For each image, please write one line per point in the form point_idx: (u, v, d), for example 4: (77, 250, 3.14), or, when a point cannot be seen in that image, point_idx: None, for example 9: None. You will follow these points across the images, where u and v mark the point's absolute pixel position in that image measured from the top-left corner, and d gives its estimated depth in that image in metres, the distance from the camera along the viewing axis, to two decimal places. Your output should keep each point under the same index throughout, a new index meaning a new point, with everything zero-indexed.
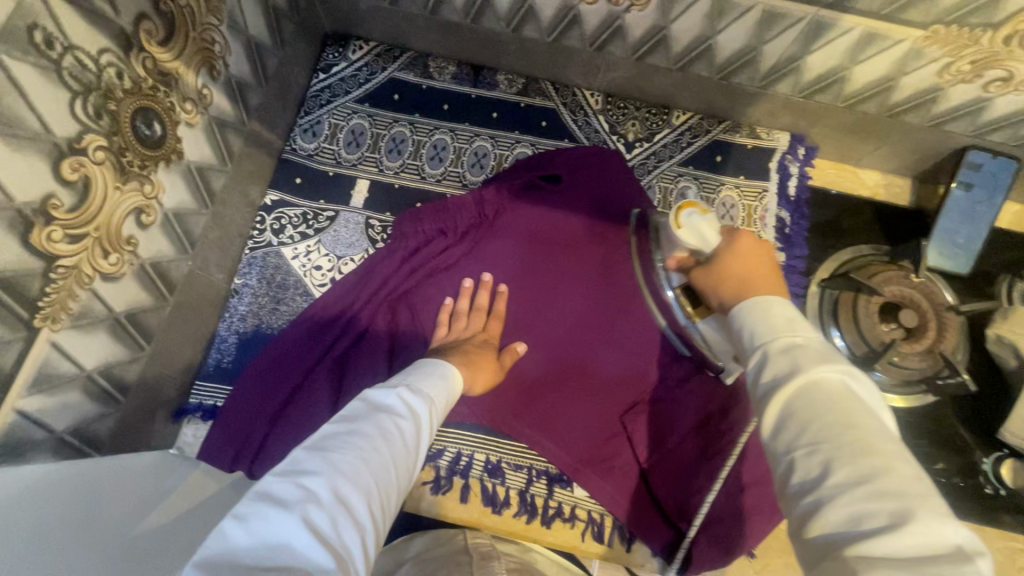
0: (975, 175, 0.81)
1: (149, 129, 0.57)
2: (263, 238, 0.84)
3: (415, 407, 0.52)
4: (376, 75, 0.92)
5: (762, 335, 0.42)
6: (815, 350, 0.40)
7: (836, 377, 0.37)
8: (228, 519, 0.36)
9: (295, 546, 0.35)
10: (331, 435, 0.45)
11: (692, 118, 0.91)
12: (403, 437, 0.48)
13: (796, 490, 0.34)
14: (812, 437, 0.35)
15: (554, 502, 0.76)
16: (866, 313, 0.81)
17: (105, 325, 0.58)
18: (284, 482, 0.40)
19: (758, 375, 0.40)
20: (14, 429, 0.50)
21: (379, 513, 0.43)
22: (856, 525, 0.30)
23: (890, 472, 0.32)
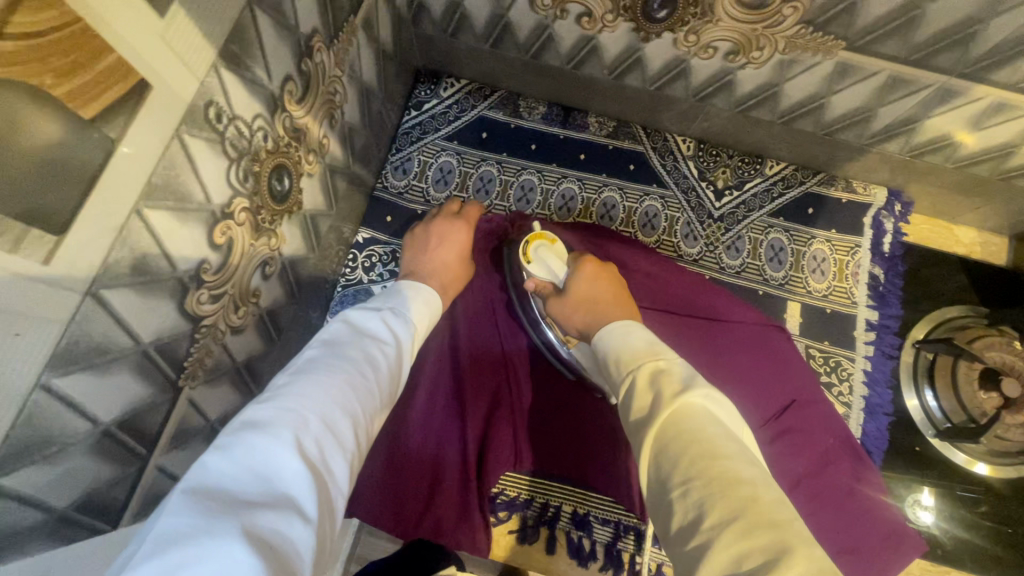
0: None
1: (280, 184, 0.58)
2: (354, 276, 0.84)
3: (400, 333, 0.51)
4: (466, 112, 0.92)
5: (625, 361, 0.48)
6: (676, 375, 0.45)
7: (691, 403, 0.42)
8: (208, 451, 0.34)
9: (284, 471, 0.34)
10: (314, 359, 0.44)
11: (785, 169, 0.90)
12: (387, 364, 0.48)
13: (680, 533, 0.36)
14: (682, 475, 0.38)
15: (641, 558, 0.75)
16: (966, 379, 0.79)
17: (228, 375, 0.59)
18: (265, 408, 0.37)
19: (629, 411, 0.44)
20: (154, 484, 0.51)
21: (364, 435, 0.42)
22: (738, 567, 0.32)
23: (756, 502, 0.35)
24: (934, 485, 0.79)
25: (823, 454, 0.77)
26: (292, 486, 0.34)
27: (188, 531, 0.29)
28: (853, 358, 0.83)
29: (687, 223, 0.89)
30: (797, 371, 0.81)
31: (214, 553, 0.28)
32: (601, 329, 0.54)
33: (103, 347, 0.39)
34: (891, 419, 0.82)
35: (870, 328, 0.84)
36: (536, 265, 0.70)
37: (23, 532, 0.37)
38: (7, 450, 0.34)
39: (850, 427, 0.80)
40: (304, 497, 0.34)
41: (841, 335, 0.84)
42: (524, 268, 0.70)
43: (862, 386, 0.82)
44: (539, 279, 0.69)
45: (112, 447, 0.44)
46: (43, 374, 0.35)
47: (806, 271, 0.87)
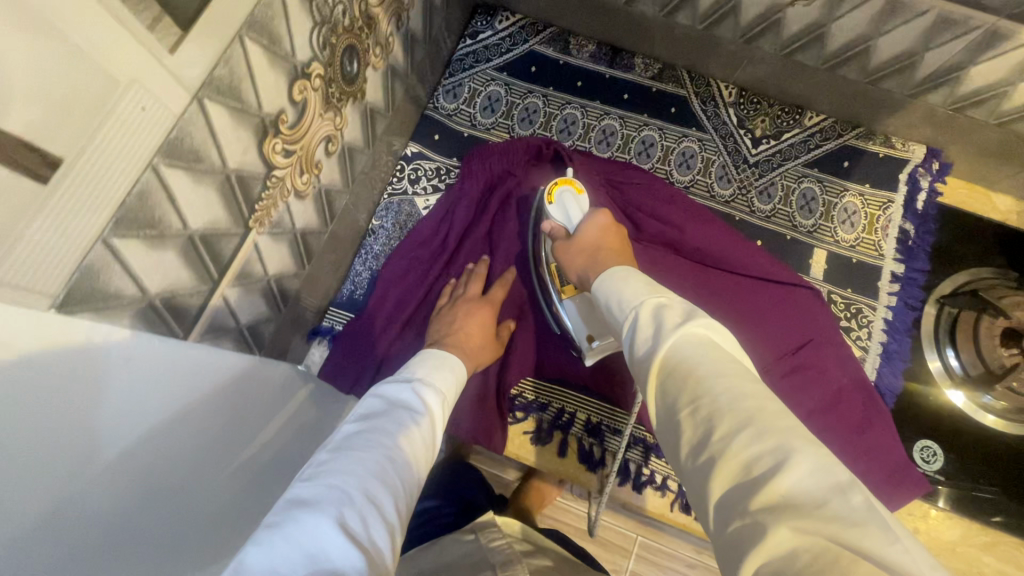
0: None
1: (350, 66, 0.63)
2: (400, 186, 0.90)
3: (430, 404, 0.52)
4: (518, 46, 0.96)
5: (629, 299, 0.45)
6: (680, 308, 0.42)
7: (688, 337, 0.39)
8: (262, 529, 0.35)
9: (329, 548, 0.35)
10: (352, 435, 0.45)
11: (825, 121, 0.91)
12: (421, 430, 0.49)
13: (691, 448, 0.34)
14: (688, 395, 0.35)
15: (648, 470, 0.79)
16: (989, 335, 0.80)
17: (287, 237, 0.64)
18: (309, 487, 0.39)
19: (632, 343, 0.42)
20: (219, 312, 0.57)
21: (405, 507, 0.43)
22: (749, 471, 0.30)
23: (765, 411, 0.33)
24: (946, 436, 0.80)
25: (834, 392, 0.79)
26: (338, 559, 0.34)
27: None
28: (875, 307, 0.85)
29: (722, 166, 0.92)
30: (818, 313, 0.83)
31: None
32: (601, 275, 0.52)
33: (198, 156, 0.45)
34: (907, 367, 0.83)
35: (896, 280, 0.86)
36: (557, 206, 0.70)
37: (123, 298, 0.43)
38: (123, 214, 0.40)
39: (865, 369, 0.82)
40: (348, 568, 0.34)
41: (865, 284, 0.86)
42: (545, 209, 0.70)
43: (881, 333, 0.84)
44: (556, 220, 0.69)
45: (194, 255, 0.49)
46: (155, 157, 0.41)
47: (836, 221, 0.89)
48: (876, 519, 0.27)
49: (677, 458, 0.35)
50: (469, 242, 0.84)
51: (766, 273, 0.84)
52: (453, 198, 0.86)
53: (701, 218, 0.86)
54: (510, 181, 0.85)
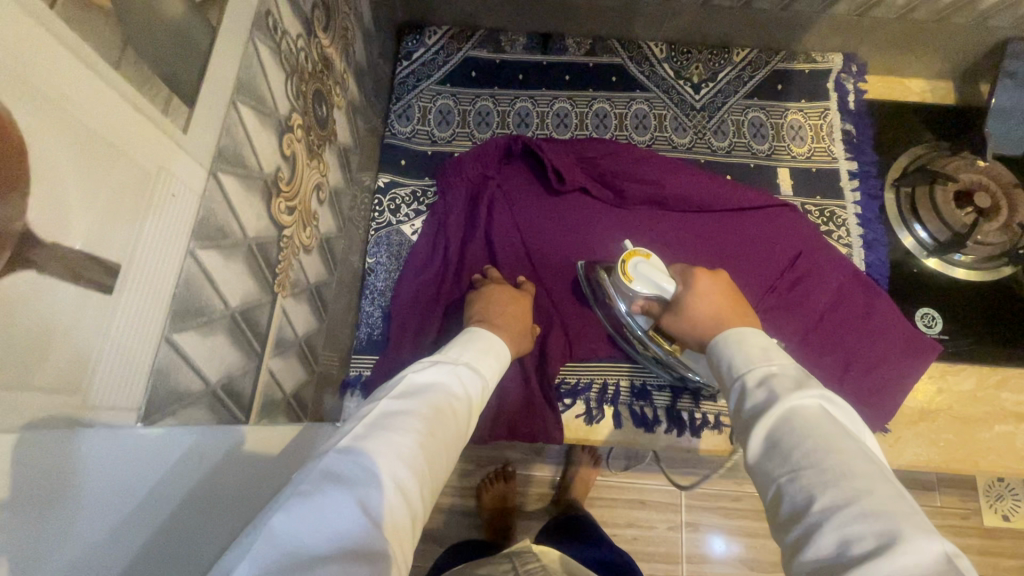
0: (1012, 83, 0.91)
1: (320, 110, 0.63)
2: (383, 219, 0.89)
3: (468, 389, 0.52)
4: (453, 56, 0.97)
5: (740, 366, 0.49)
6: (788, 376, 0.46)
7: (797, 405, 0.43)
8: (293, 496, 0.36)
9: (353, 523, 0.35)
10: (387, 413, 0.44)
11: (750, 54, 0.98)
12: (458, 415, 0.49)
13: (789, 515, 0.38)
14: (793, 465, 0.40)
15: (701, 413, 0.82)
16: (944, 201, 0.89)
17: (306, 295, 0.63)
18: (344, 460, 0.39)
19: (741, 401, 0.47)
20: (267, 387, 0.55)
21: (430, 488, 0.43)
22: (846, 549, 0.34)
23: (874, 494, 0.36)
24: (936, 300, 0.89)
25: (836, 291, 0.86)
26: (360, 538, 0.35)
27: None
28: (844, 206, 0.92)
29: (674, 118, 0.97)
30: (799, 225, 0.89)
31: None
32: (716, 338, 0.55)
33: (223, 231, 0.44)
34: (887, 251, 0.91)
35: (854, 177, 0.94)
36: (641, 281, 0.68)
37: (192, 395, 0.41)
38: (176, 308, 0.39)
39: (854, 262, 0.88)
40: (367, 548, 0.35)
41: (830, 188, 0.93)
42: (629, 289, 0.68)
43: (857, 227, 0.91)
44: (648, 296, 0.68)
45: (238, 333, 0.48)
46: (189, 243, 0.39)
47: (787, 139, 0.95)
48: None
49: (778, 525, 0.40)
50: (468, 251, 0.85)
51: (739, 202, 0.89)
52: (439, 215, 0.87)
53: (675, 169, 0.90)
54: (489, 185, 0.87)
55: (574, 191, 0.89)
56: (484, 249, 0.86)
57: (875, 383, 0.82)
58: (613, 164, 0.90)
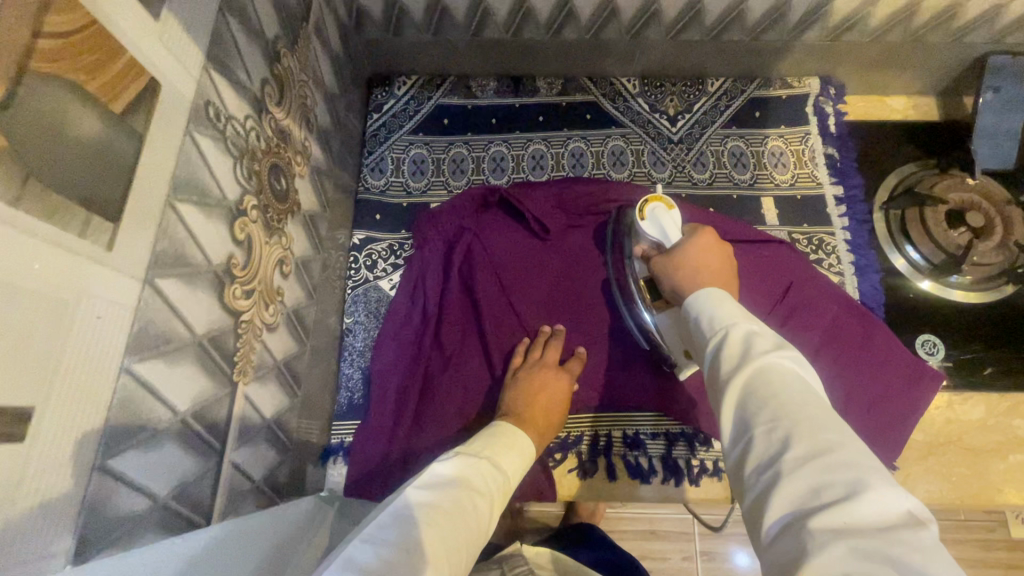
0: (994, 99, 0.89)
1: (279, 184, 0.61)
2: (360, 276, 0.87)
3: (489, 484, 0.54)
4: (424, 105, 0.96)
5: (723, 318, 0.47)
6: (769, 337, 0.44)
7: (774, 362, 0.41)
8: None
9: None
10: (407, 505, 0.48)
11: (725, 83, 0.96)
12: (479, 513, 0.50)
13: (754, 465, 0.37)
14: (770, 414, 0.38)
15: (697, 460, 0.79)
16: (936, 223, 0.86)
17: (274, 374, 0.61)
18: (364, 548, 0.42)
19: (716, 359, 0.44)
20: (232, 482, 0.53)
21: None
22: (816, 495, 0.33)
23: (846, 445, 0.35)
24: (937, 325, 0.85)
25: (833, 325, 0.82)
26: None
27: None
28: (832, 233, 0.89)
29: (652, 152, 0.95)
30: (789, 259, 0.86)
31: None
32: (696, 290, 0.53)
33: (166, 337, 0.42)
34: (880, 276, 0.87)
35: (840, 202, 0.91)
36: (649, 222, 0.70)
37: (135, 515, 0.39)
38: (111, 433, 0.36)
39: (847, 292, 0.85)
40: None
41: (816, 215, 0.90)
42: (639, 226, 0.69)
43: (847, 254, 0.88)
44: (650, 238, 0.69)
45: (191, 437, 0.46)
46: (123, 361, 0.37)
47: (769, 167, 0.93)
48: (944, 557, 0.29)
49: (739, 475, 0.38)
50: (446, 309, 0.82)
51: (727, 237, 0.86)
52: (418, 270, 0.84)
53: None
54: (465, 236, 0.85)
55: (556, 237, 0.87)
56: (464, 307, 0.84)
57: (881, 419, 0.79)
58: (594, 204, 0.88)
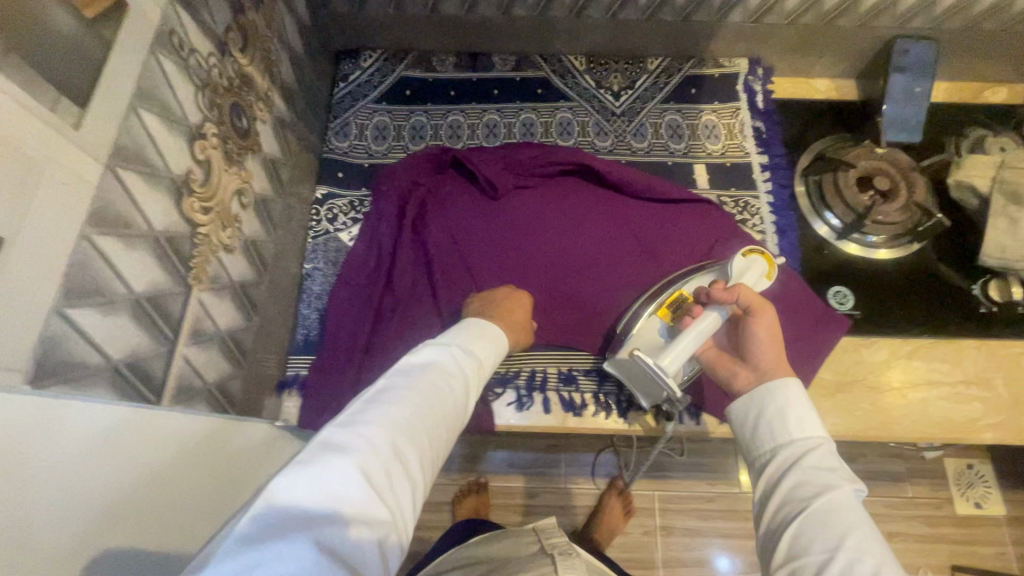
0: (902, 75, 0.98)
1: (240, 122, 0.69)
2: (321, 228, 0.94)
3: (464, 366, 0.59)
4: (388, 76, 1.04)
5: (808, 434, 0.56)
6: (842, 468, 0.54)
7: (851, 497, 0.51)
8: (295, 461, 0.43)
9: (347, 487, 0.43)
10: (384, 388, 0.52)
11: (664, 62, 1.05)
12: (453, 393, 0.56)
13: None
14: (858, 549, 0.46)
15: (625, 396, 0.87)
16: (848, 186, 0.94)
17: (229, 292, 0.67)
18: (341, 433, 0.47)
19: (797, 478, 0.53)
20: (183, 374, 0.59)
21: (430, 457, 0.51)
22: None
23: None
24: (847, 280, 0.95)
25: None
26: (356, 502, 0.43)
27: (266, 533, 0.38)
28: (757, 196, 0.97)
29: (596, 124, 1.03)
30: (715, 218, 0.94)
31: (285, 554, 0.37)
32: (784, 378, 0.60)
33: (124, 222, 0.49)
34: (799, 235, 0.95)
35: (765, 169, 0.99)
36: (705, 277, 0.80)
37: (88, 366, 0.45)
38: (69, 286, 0.43)
39: (767, 248, 0.93)
40: (365, 510, 0.43)
41: (743, 180, 0.99)
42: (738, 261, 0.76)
43: (769, 214, 0.96)
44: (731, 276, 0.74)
45: (145, 317, 0.52)
46: (84, 228, 0.44)
47: (702, 138, 1.02)
48: None
49: None
50: (399, 254, 0.89)
51: (660, 196, 0.94)
52: (372, 221, 0.91)
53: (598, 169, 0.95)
54: (418, 192, 0.92)
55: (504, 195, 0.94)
56: (414, 253, 0.91)
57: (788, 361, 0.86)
58: (539, 167, 0.96)
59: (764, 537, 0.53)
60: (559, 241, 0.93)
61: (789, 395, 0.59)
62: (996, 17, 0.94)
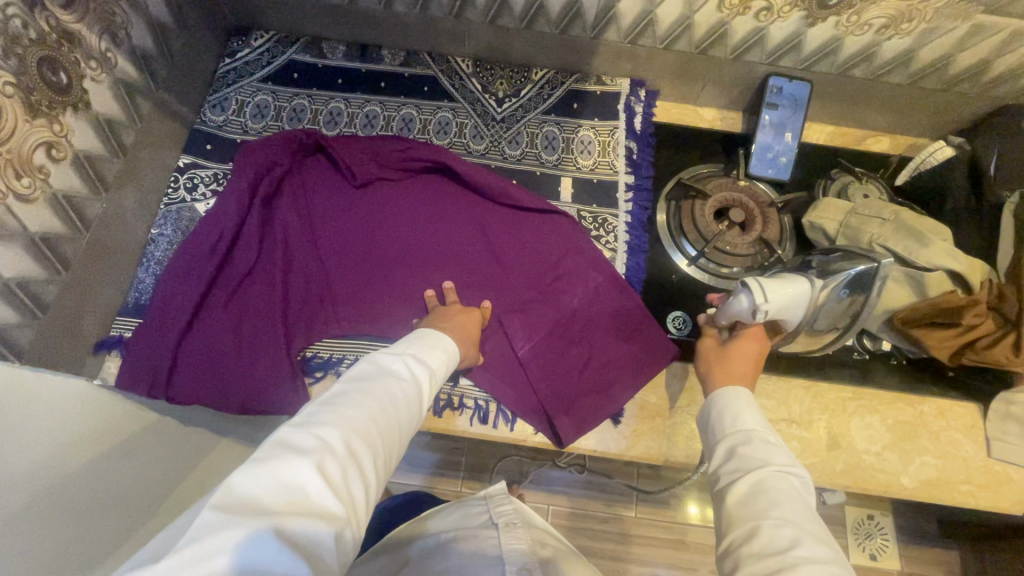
0: (774, 113, 1.00)
1: (55, 77, 0.71)
2: (177, 195, 0.94)
3: (416, 373, 0.65)
4: (277, 58, 1.06)
5: (745, 420, 0.61)
6: (782, 445, 0.58)
7: (782, 470, 0.55)
8: (249, 461, 0.48)
9: (307, 482, 0.47)
10: (340, 394, 0.58)
11: (549, 74, 1.07)
12: (406, 397, 0.61)
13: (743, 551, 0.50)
14: (777, 516, 0.51)
15: (445, 394, 0.85)
16: (703, 215, 0.95)
17: (21, 240, 0.68)
18: (297, 433, 0.52)
19: (730, 459, 0.58)
20: None
21: (386, 458, 0.57)
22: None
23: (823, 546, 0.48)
24: (690, 306, 0.93)
25: (591, 290, 0.91)
26: (318, 499, 0.48)
27: (223, 525, 0.42)
28: (616, 214, 0.98)
29: (475, 127, 1.04)
30: (566, 231, 0.95)
31: (247, 547, 0.41)
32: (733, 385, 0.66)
33: None
34: (647, 257, 0.96)
35: (629, 189, 1.00)
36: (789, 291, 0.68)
37: None
38: None
39: (614, 266, 0.93)
40: (325, 508, 0.47)
41: (605, 197, 1.00)
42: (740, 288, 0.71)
43: (624, 234, 0.97)
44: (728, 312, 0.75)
45: None
46: None
47: (576, 152, 1.03)
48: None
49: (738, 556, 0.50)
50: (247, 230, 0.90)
51: (517, 203, 0.95)
52: (224, 194, 0.91)
53: (456, 169, 0.95)
54: (275, 171, 0.93)
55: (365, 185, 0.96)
56: (264, 230, 0.92)
57: (613, 379, 0.86)
58: (402, 162, 0.97)
59: (716, 517, 0.57)
60: (409, 236, 0.94)
61: (730, 397, 0.64)
62: (864, 64, 0.95)
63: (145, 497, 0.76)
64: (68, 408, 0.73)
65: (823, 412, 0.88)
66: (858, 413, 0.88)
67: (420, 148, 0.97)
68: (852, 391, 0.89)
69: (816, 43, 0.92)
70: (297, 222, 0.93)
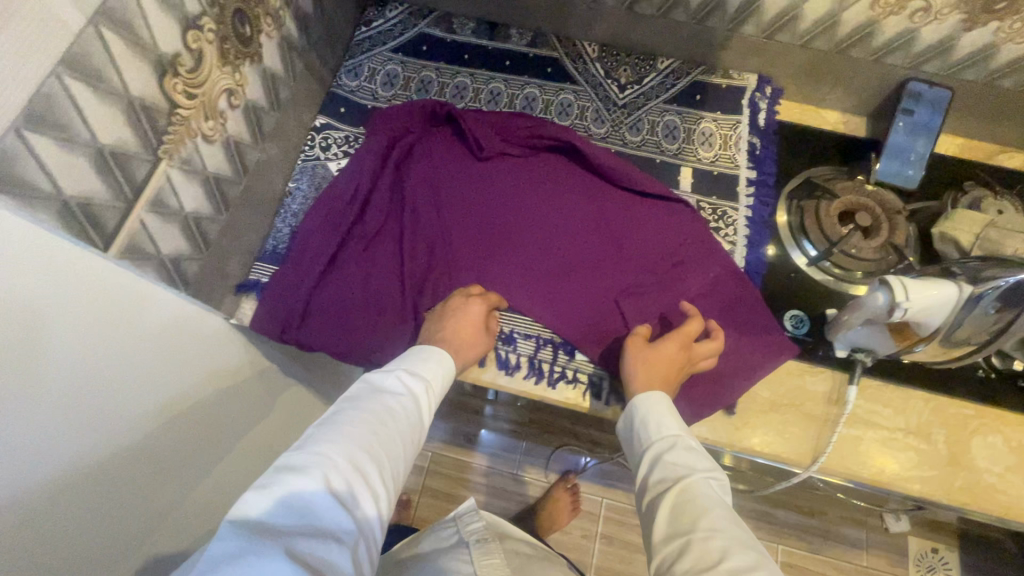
0: (909, 119, 0.97)
1: (242, 29, 0.75)
2: (313, 153, 0.98)
3: (412, 387, 0.67)
4: (409, 30, 1.09)
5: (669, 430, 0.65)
6: (704, 454, 0.63)
7: (703, 479, 0.59)
8: (254, 489, 0.50)
9: (311, 504, 0.51)
10: (331, 415, 0.61)
11: (674, 64, 1.07)
12: (402, 412, 0.64)
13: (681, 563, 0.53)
14: (707, 525, 0.54)
15: (558, 367, 0.88)
16: (827, 215, 0.94)
17: (201, 179, 0.73)
18: (297, 455, 0.54)
19: (656, 473, 0.62)
20: (138, 234, 0.63)
21: (391, 474, 0.60)
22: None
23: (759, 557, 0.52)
24: (808, 304, 0.92)
25: (710, 279, 0.91)
26: (327, 520, 0.51)
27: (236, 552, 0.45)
28: (736, 208, 0.98)
29: (596, 110, 1.05)
30: (685, 219, 0.95)
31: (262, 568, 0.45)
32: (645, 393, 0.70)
33: (99, 76, 0.54)
34: (767, 253, 0.95)
35: (750, 184, 0.99)
36: (936, 291, 0.67)
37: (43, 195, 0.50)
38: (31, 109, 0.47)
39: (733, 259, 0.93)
40: (335, 528, 0.51)
41: (726, 190, 0.99)
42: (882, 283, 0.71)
43: (744, 228, 0.96)
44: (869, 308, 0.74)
45: (105, 168, 0.57)
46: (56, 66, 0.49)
47: (697, 143, 1.02)
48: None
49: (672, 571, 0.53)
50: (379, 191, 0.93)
51: (639, 188, 0.95)
52: (359, 155, 0.95)
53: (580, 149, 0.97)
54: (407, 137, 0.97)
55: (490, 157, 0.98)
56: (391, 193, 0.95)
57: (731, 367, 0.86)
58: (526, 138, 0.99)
59: (645, 531, 0.60)
60: (530, 209, 0.96)
61: (651, 405, 0.69)
62: (1015, 74, 0.92)
63: (225, 446, 0.83)
64: (212, 355, 0.78)
65: (942, 426, 0.86)
66: (981, 432, 0.85)
67: (545, 125, 0.99)
68: (976, 410, 0.87)
69: (968, 48, 0.89)
70: (424, 187, 0.96)
